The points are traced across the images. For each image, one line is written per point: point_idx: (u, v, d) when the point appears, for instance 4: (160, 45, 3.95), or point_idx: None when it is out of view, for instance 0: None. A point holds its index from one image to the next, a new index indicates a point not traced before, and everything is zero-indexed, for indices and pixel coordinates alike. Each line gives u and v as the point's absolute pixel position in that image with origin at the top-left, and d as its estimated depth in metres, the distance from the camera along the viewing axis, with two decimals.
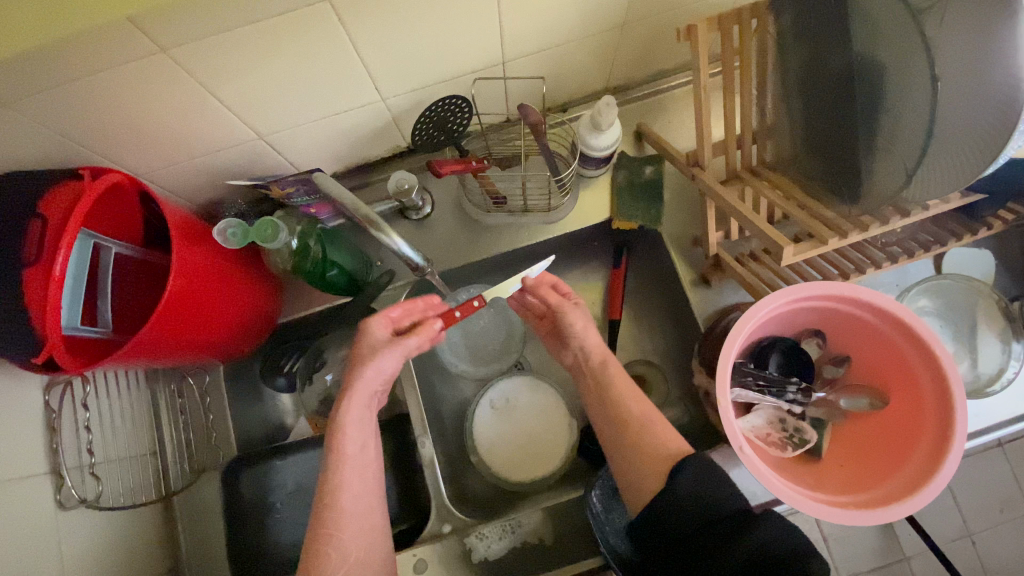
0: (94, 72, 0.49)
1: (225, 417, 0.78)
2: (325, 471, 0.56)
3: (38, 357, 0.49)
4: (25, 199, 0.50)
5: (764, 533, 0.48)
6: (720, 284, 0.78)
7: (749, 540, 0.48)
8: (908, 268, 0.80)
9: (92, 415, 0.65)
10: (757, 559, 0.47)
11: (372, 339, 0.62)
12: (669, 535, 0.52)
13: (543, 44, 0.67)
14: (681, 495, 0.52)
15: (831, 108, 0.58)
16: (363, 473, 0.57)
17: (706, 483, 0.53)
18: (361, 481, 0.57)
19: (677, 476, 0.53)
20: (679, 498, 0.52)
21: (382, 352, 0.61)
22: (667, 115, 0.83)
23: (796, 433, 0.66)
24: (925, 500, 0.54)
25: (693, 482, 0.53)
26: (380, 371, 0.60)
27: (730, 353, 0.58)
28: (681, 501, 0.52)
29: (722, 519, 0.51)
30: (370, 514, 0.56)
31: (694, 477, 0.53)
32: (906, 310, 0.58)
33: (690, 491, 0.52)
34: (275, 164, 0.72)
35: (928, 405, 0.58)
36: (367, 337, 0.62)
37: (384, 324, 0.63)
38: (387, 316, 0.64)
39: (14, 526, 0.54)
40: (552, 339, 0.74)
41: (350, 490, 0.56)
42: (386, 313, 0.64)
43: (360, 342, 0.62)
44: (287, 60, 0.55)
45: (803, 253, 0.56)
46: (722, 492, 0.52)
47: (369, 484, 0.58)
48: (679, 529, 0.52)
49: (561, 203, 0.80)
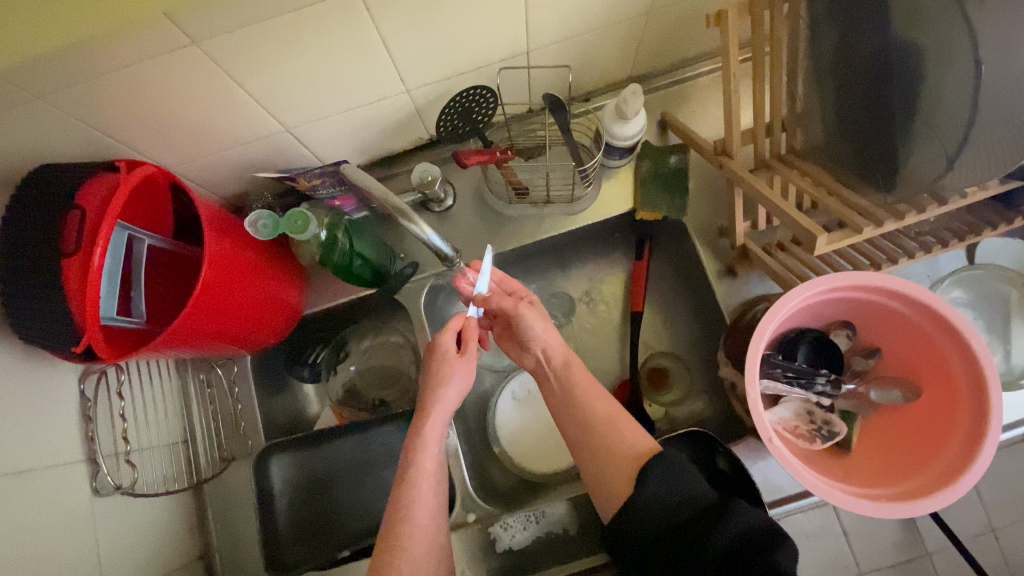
0: (126, 65, 0.50)
1: (252, 407, 0.79)
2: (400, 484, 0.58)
3: (78, 347, 0.50)
4: (63, 191, 0.51)
5: (734, 526, 0.48)
6: (746, 274, 0.77)
7: (723, 532, 0.48)
8: (941, 259, 0.78)
9: (126, 403, 0.67)
10: (736, 546, 0.47)
11: (446, 357, 0.65)
12: (642, 544, 0.52)
13: (568, 32, 0.66)
14: (650, 500, 0.52)
15: (864, 95, 0.57)
16: (435, 489, 0.59)
17: (673, 486, 0.53)
18: (427, 486, 0.59)
19: (644, 480, 0.54)
20: (649, 504, 0.52)
21: (456, 368, 0.64)
22: (693, 103, 0.81)
23: (826, 426, 0.65)
24: (960, 492, 0.53)
25: (661, 484, 0.53)
26: (459, 394, 0.64)
27: (759, 343, 0.57)
28: (650, 507, 0.52)
29: (692, 518, 0.50)
30: (432, 507, 0.58)
31: (660, 481, 0.53)
32: (939, 300, 0.57)
33: (659, 494, 0.52)
34: (301, 156, 0.73)
35: (962, 396, 0.57)
36: (441, 360, 0.65)
37: (453, 337, 0.67)
38: (453, 327, 0.67)
39: (52, 511, 0.56)
40: (507, 340, 0.74)
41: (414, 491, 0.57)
42: (451, 325, 0.67)
43: (432, 356, 0.66)
44: (313, 51, 0.55)
45: (836, 242, 0.56)
46: (692, 491, 0.52)
47: (437, 498, 0.59)
48: (651, 536, 0.51)
49: (584, 194, 0.80)
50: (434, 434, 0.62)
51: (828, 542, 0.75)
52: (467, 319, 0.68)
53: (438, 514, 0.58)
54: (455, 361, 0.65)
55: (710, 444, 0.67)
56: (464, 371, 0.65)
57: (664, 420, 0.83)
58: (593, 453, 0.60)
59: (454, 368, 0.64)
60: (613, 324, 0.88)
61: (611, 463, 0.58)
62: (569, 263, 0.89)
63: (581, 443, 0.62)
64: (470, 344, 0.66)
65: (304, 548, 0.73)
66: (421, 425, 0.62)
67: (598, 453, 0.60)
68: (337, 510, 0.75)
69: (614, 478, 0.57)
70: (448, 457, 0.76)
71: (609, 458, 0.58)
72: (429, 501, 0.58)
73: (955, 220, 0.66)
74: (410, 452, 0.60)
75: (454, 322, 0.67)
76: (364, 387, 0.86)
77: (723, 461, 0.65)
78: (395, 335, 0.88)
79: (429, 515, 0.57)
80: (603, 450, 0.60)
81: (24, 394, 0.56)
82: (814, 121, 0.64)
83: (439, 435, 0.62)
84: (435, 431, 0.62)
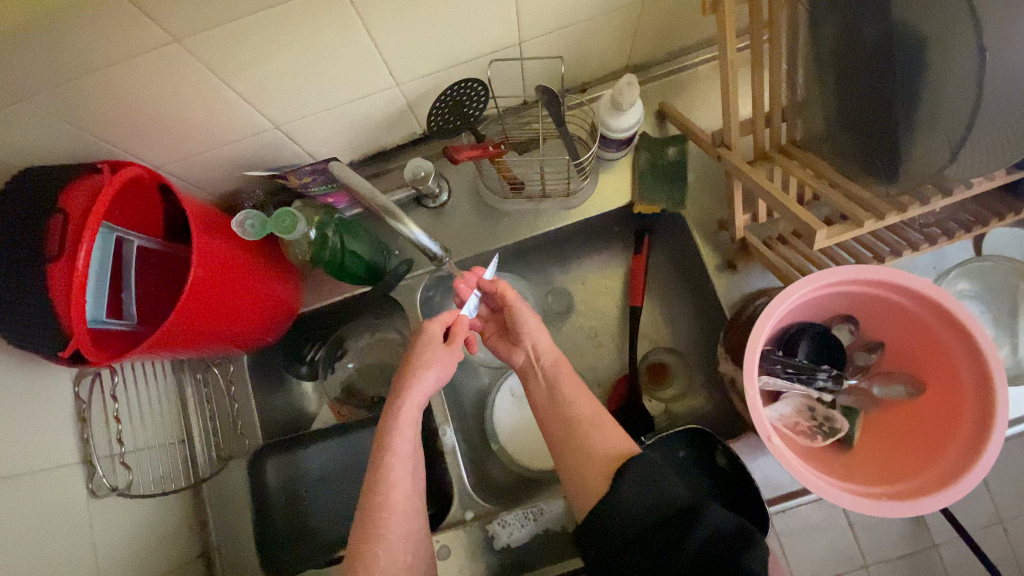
0: (107, 65, 0.49)
1: (249, 403, 0.80)
2: (371, 479, 0.57)
3: (65, 351, 0.49)
4: (47, 195, 0.51)
5: (706, 530, 0.47)
6: (746, 268, 0.76)
7: (695, 538, 0.47)
8: (947, 251, 0.77)
9: (121, 405, 0.67)
10: (707, 549, 0.46)
11: (429, 344, 0.65)
12: (614, 544, 0.51)
13: (560, 23, 0.64)
14: (626, 503, 0.52)
15: (865, 83, 0.54)
16: (413, 480, 0.59)
17: (650, 487, 0.52)
18: (411, 485, 0.58)
19: (620, 482, 0.53)
20: (625, 505, 0.52)
21: (439, 356, 0.64)
22: (692, 93, 0.79)
23: (826, 422, 0.64)
24: (964, 491, 0.51)
25: (638, 485, 0.52)
26: (436, 380, 0.64)
27: (758, 339, 0.56)
28: (625, 507, 0.52)
29: (667, 520, 0.49)
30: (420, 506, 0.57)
31: (635, 484, 0.52)
32: (942, 293, 0.56)
33: (637, 494, 0.52)
34: (292, 153, 0.72)
35: (967, 392, 0.56)
36: (424, 345, 0.65)
37: (440, 326, 0.66)
38: (443, 321, 0.67)
39: (47, 512, 0.56)
40: (498, 341, 0.73)
41: (403, 492, 0.57)
42: (443, 317, 0.67)
43: (419, 346, 0.65)
44: (299, 48, 0.54)
45: (836, 236, 0.54)
46: (668, 494, 0.51)
47: (416, 491, 0.59)
48: (624, 536, 0.51)
49: (580, 187, 0.78)
50: (409, 418, 0.61)
51: (832, 534, 0.74)
52: (459, 316, 0.68)
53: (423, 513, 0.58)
54: (438, 348, 0.65)
55: (709, 441, 0.65)
56: (445, 360, 0.64)
57: (663, 416, 0.82)
58: (586, 452, 0.59)
59: (435, 354, 0.64)
60: (612, 319, 0.87)
61: (593, 466, 0.57)
62: (567, 258, 0.88)
63: (564, 441, 0.62)
64: (456, 339, 0.66)
65: (299, 549, 0.74)
66: (395, 411, 0.61)
67: (593, 451, 0.59)
68: (339, 508, 0.76)
69: (594, 478, 0.56)
70: (446, 455, 0.75)
71: (604, 456, 0.58)
72: (412, 500, 0.58)
73: (961, 210, 0.64)
74: (382, 438, 0.59)
75: (444, 316, 0.67)
76: (364, 386, 0.85)
77: (723, 458, 0.64)
78: (392, 332, 0.86)
79: (408, 519, 0.56)
80: (600, 449, 0.59)
81: (17, 397, 0.56)
82: (814, 111, 0.62)
83: (412, 421, 0.61)
84: (410, 414, 0.61)
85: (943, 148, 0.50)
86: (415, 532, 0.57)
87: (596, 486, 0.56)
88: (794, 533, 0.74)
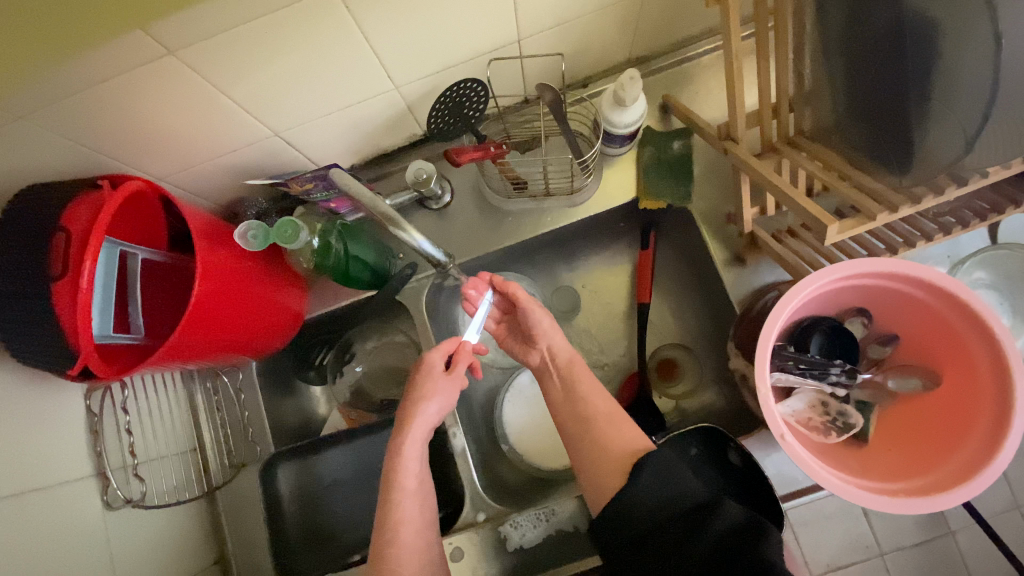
0: (98, 81, 0.48)
1: (259, 412, 0.79)
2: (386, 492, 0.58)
3: (74, 368, 0.50)
4: (49, 213, 0.51)
5: (720, 526, 0.47)
6: (755, 262, 0.75)
7: (708, 535, 0.47)
8: (961, 239, 0.74)
9: (132, 417, 0.67)
10: (722, 545, 0.46)
11: (430, 372, 0.65)
12: (628, 544, 0.51)
13: (560, 18, 0.63)
14: (641, 501, 0.51)
15: (877, 70, 0.52)
16: (419, 486, 0.59)
17: (664, 484, 0.51)
18: (421, 498, 0.59)
19: (636, 480, 0.52)
20: (641, 504, 0.51)
21: (439, 384, 0.64)
22: (695, 85, 0.78)
23: (839, 417, 0.63)
24: (981, 487, 0.50)
25: (654, 484, 0.52)
26: (439, 411, 0.63)
27: (769, 336, 0.55)
28: (638, 502, 0.51)
29: (681, 521, 0.49)
30: (421, 515, 0.58)
31: (651, 481, 0.52)
32: (958, 284, 0.55)
33: (652, 492, 0.51)
34: (291, 159, 0.71)
35: (983, 384, 0.55)
36: (424, 374, 0.65)
37: (441, 354, 0.66)
38: (443, 349, 0.66)
39: (65, 525, 0.56)
40: (515, 342, 0.74)
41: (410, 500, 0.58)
42: (441, 346, 0.67)
43: (418, 375, 0.65)
44: (297, 54, 0.54)
45: (849, 230, 0.53)
46: (685, 489, 0.51)
47: (425, 517, 0.59)
48: (638, 533, 0.51)
49: (585, 184, 0.76)
50: (417, 440, 0.61)
51: (845, 523, 0.73)
52: (461, 343, 0.67)
53: (424, 523, 0.58)
54: (439, 377, 0.64)
55: (721, 439, 0.62)
56: (446, 389, 0.64)
57: (674, 413, 0.81)
58: (596, 455, 0.59)
59: (438, 385, 0.64)
60: (619, 315, 0.86)
61: (604, 469, 0.57)
62: (572, 256, 0.87)
63: (577, 443, 0.62)
64: (458, 366, 0.65)
65: (310, 556, 0.74)
66: (404, 424, 0.62)
67: (610, 446, 0.59)
68: (356, 512, 0.76)
69: (604, 481, 0.56)
70: (456, 457, 0.75)
71: (614, 460, 0.58)
72: (415, 519, 0.58)
73: (977, 197, 0.62)
74: (393, 452, 0.60)
75: (446, 343, 0.67)
76: (372, 387, 0.85)
77: (735, 455, 0.61)
78: (398, 335, 0.88)
79: (414, 527, 0.57)
80: (607, 451, 0.59)
81: (32, 414, 0.57)
82: (822, 101, 0.61)
83: (416, 445, 0.61)
84: (415, 447, 0.61)
85: (956, 140, 0.48)
86: (426, 526, 0.58)
87: (612, 485, 0.56)
88: (807, 522, 0.73)
